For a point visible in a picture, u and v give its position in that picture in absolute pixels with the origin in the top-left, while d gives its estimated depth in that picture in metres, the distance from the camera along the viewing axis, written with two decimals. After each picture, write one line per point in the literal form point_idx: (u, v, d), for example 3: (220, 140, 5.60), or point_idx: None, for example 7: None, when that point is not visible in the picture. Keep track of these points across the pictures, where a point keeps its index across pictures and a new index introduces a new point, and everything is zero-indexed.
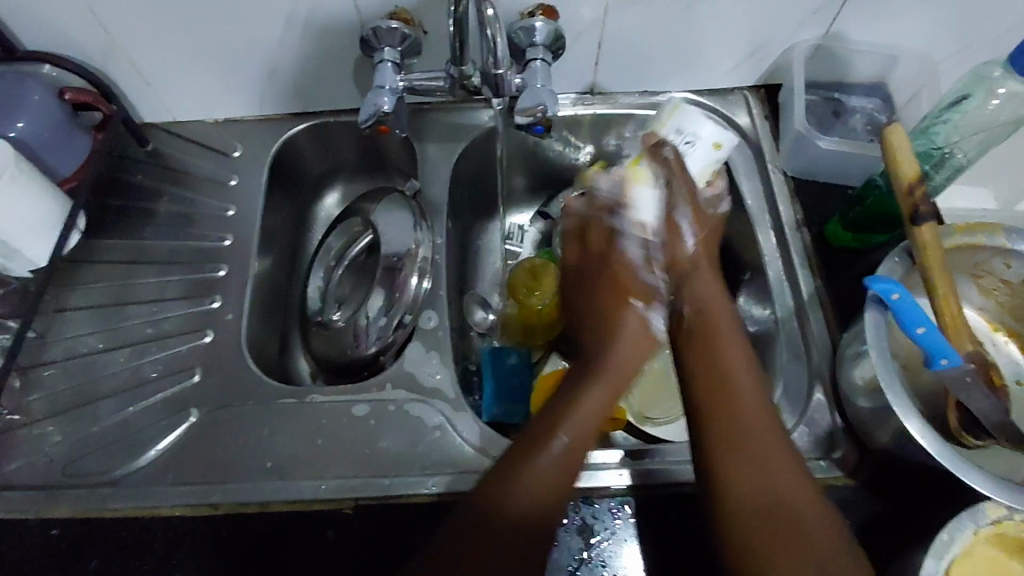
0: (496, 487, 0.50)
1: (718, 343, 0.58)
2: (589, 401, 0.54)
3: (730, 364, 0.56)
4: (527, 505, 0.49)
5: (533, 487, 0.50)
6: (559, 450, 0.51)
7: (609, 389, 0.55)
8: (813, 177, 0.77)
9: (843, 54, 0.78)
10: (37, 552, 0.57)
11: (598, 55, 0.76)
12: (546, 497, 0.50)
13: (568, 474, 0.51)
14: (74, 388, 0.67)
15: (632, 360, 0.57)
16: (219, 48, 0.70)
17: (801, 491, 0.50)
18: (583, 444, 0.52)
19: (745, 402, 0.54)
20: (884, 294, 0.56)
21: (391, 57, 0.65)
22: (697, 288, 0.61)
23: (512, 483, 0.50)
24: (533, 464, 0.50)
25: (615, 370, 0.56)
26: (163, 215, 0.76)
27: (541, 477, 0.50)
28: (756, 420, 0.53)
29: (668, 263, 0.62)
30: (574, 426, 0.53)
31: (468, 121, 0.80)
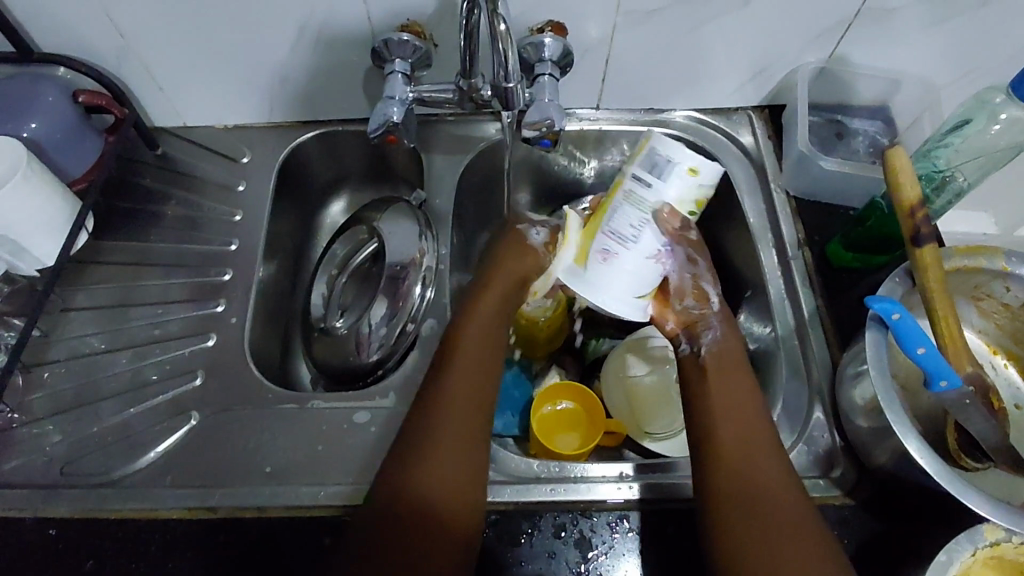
0: (401, 478, 0.52)
1: (734, 370, 0.60)
2: (454, 401, 0.57)
3: (734, 390, 0.58)
4: (422, 498, 0.51)
5: (441, 465, 0.53)
6: (451, 427, 0.55)
7: (467, 382, 0.58)
8: (815, 197, 0.78)
9: (846, 77, 0.79)
10: (34, 551, 0.57)
11: (605, 73, 0.77)
12: (451, 484, 0.52)
13: (455, 452, 0.54)
14: (76, 388, 0.67)
15: (483, 358, 0.61)
16: (233, 55, 0.71)
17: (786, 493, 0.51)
18: (454, 428, 0.55)
19: (753, 423, 0.56)
20: (885, 313, 0.56)
21: (401, 68, 0.66)
22: (716, 333, 0.63)
23: (421, 459, 0.53)
24: (428, 440, 0.54)
25: (477, 363, 0.60)
26: (170, 219, 0.77)
27: (445, 450, 0.54)
28: (762, 440, 0.55)
29: (688, 318, 0.64)
30: (449, 420, 0.55)
31: (476, 134, 0.81)
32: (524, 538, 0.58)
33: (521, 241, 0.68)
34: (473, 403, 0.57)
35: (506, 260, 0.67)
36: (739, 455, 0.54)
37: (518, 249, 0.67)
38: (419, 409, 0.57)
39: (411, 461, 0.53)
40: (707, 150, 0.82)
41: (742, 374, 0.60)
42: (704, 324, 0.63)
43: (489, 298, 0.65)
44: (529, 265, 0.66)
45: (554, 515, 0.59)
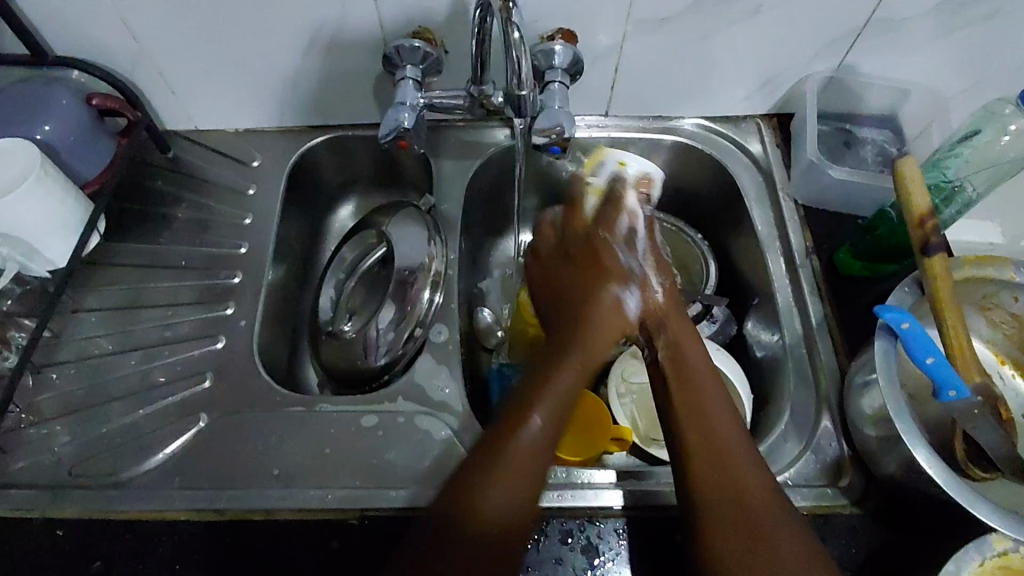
0: (483, 494, 0.49)
1: (692, 359, 0.60)
2: (550, 416, 0.54)
3: (708, 399, 0.57)
4: (499, 521, 0.49)
5: (510, 479, 0.50)
6: (531, 442, 0.52)
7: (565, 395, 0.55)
8: (823, 206, 0.78)
9: (855, 86, 0.80)
10: (42, 552, 0.57)
11: (614, 80, 0.77)
12: (516, 500, 0.50)
13: (529, 464, 0.51)
14: (85, 389, 0.67)
15: (582, 371, 0.57)
16: (245, 60, 0.72)
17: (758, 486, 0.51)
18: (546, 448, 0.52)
19: (717, 418, 0.56)
20: (895, 323, 0.56)
21: (412, 75, 0.67)
22: (671, 335, 0.62)
23: (495, 474, 0.50)
24: (518, 454, 0.51)
25: (575, 378, 0.57)
26: (181, 221, 0.77)
27: (517, 464, 0.51)
28: (727, 436, 0.54)
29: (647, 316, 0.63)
30: (538, 433, 0.52)
31: (486, 139, 0.82)
32: (532, 544, 0.58)
33: (593, 245, 0.65)
34: (561, 419, 0.54)
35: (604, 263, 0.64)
36: (720, 472, 0.52)
37: (586, 250, 0.65)
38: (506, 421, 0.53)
39: (496, 475, 0.50)
40: (716, 158, 0.82)
41: (711, 378, 0.59)
42: (660, 326, 0.63)
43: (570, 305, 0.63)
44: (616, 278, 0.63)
45: (561, 521, 0.59)
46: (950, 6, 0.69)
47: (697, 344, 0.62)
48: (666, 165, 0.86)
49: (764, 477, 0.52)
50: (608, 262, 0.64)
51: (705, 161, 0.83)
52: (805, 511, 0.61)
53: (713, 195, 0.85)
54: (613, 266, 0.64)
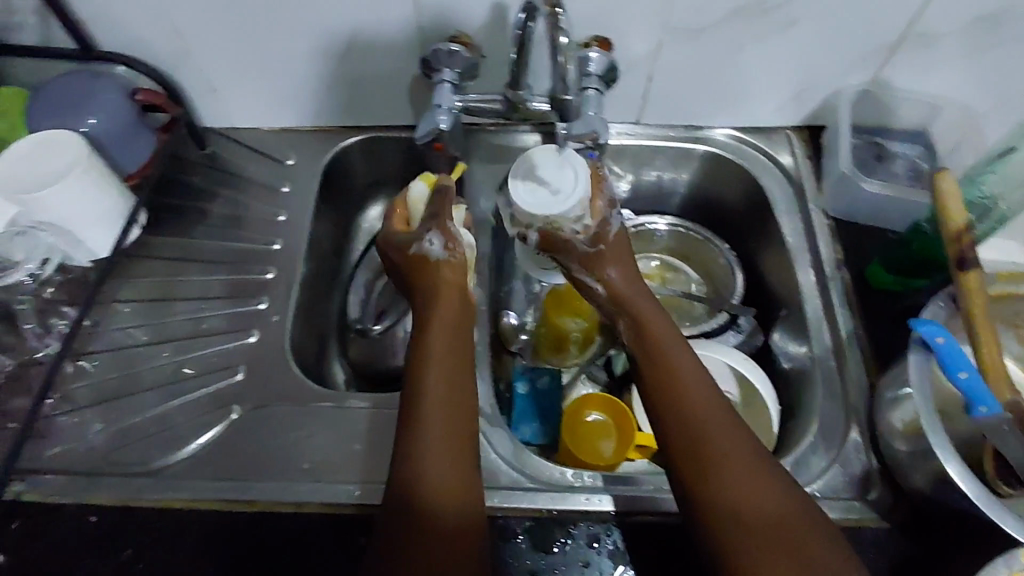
0: (410, 484, 0.52)
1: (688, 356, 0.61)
2: (433, 407, 0.56)
3: (701, 414, 0.56)
4: (441, 508, 0.52)
5: (433, 469, 0.53)
6: (428, 434, 0.54)
7: (442, 384, 0.58)
8: (854, 219, 0.78)
9: (888, 100, 0.80)
10: (75, 536, 0.58)
11: (647, 88, 0.78)
12: (446, 487, 0.52)
13: (441, 449, 0.54)
14: (118, 378, 0.68)
15: (445, 354, 0.60)
16: (284, 60, 0.73)
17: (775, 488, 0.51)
18: (444, 422, 0.56)
19: (720, 416, 0.56)
20: (929, 336, 0.57)
21: (449, 77, 0.67)
22: (634, 314, 0.65)
23: (417, 468, 0.53)
24: (424, 442, 0.54)
25: (446, 367, 0.59)
26: (216, 216, 0.78)
27: (433, 454, 0.53)
28: (734, 452, 0.53)
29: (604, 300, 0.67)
30: (436, 409, 0.56)
31: (517, 144, 0.83)
32: (558, 547, 0.58)
33: (418, 264, 0.66)
34: (444, 400, 0.57)
35: (431, 279, 0.65)
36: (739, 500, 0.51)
37: (421, 271, 0.66)
38: (408, 416, 0.56)
39: (416, 468, 0.53)
40: (746, 168, 0.82)
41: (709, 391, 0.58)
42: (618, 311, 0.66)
43: (444, 300, 0.64)
44: (450, 277, 0.65)
45: (587, 525, 0.60)
46: (987, 23, 0.69)
47: (670, 333, 0.63)
48: (695, 174, 0.86)
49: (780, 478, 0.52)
50: (440, 271, 0.65)
51: (734, 172, 0.84)
52: (832, 523, 0.60)
53: (741, 205, 0.85)
54: (447, 276, 0.65)
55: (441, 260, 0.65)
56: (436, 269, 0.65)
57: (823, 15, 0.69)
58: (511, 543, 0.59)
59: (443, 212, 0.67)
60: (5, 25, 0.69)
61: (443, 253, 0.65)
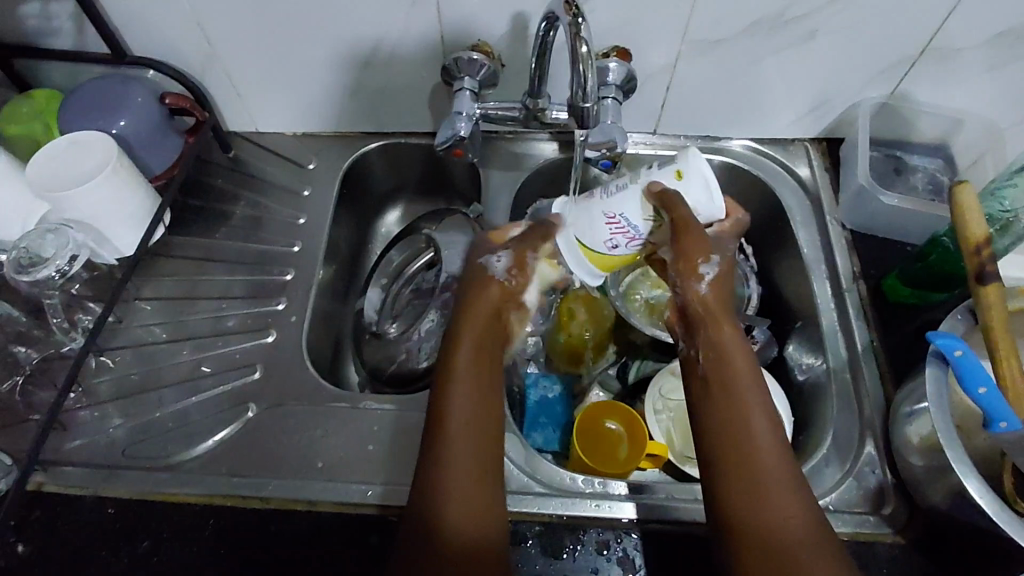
0: (428, 491, 0.51)
1: (724, 367, 0.55)
2: (458, 421, 0.54)
3: (753, 425, 0.52)
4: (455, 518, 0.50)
5: (455, 493, 0.51)
6: (445, 452, 0.53)
7: (469, 405, 0.54)
8: (873, 231, 0.78)
9: (908, 114, 0.79)
10: (93, 528, 0.59)
11: (666, 99, 0.78)
12: (464, 508, 0.51)
13: (459, 472, 0.52)
14: (140, 374, 0.69)
15: (478, 369, 0.56)
16: (309, 68, 0.75)
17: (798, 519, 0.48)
18: (469, 432, 0.53)
19: (755, 443, 0.51)
20: (946, 349, 0.56)
21: (469, 85, 0.69)
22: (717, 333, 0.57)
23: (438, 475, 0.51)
24: (445, 453, 0.52)
25: (476, 380, 0.56)
26: (238, 218, 0.80)
27: (455, 475, 0.52)
28: (772, 469, 0.50)
29: (685, 309, 0.59)
30: (458, 416, 0.54)
31: (535, 153, 0.84)
32: (567, 553, 0.58)
33: (479, 274, 0.60)
34: (462, 423, 0.54)
35: (482, 291, 0.59)
36: (773, 522, 0.48)
37: (481, 285, 0.60)
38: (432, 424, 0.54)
39: (437, 472, 0.52)
40: (764, 180, 0.82)
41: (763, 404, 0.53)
42: (704, 321, 0.57)
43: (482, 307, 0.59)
44: (496, 293, 0.59)
45: (597, 531, 0.60)
46: (1009, 38, 0.69)
47: (743, 353, 0.56)
48: (713, 184, 0.86)
49: (810, 512, 0.49)
50: (494, 286, 0.59)
51: (752, 184, 0.84)
52: (846, 537, 0.60)
53: (758, 216, 0.85)
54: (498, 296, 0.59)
55: (502, 281, 0.60)
56: (488, 288, 0.59)
57: (844, 28, 0.69)
58: (520, 548, 0.59)
59: (533, 237, 0.61)
60: (44, 30, 0.71)
61: (506, 275, 0.60)
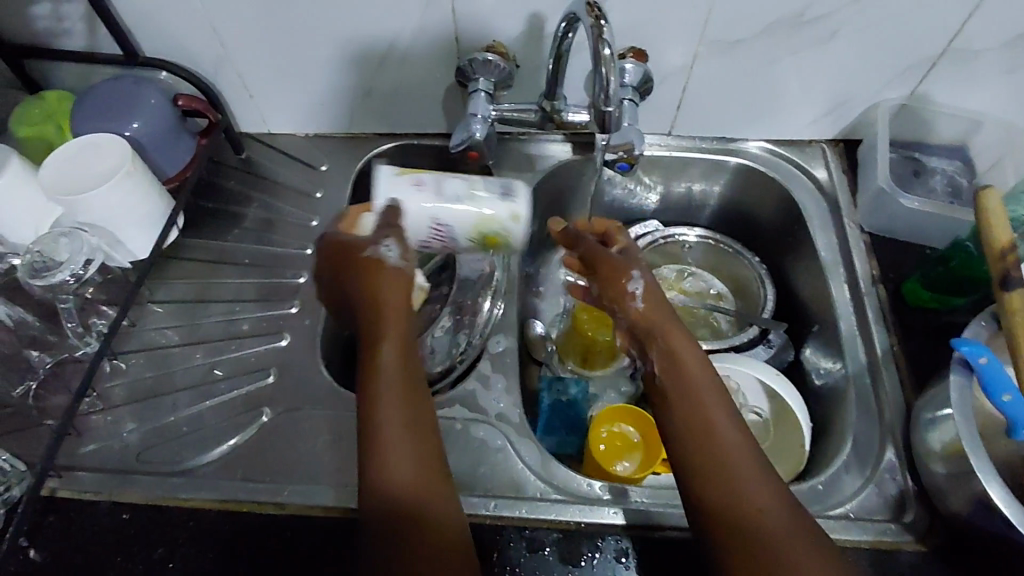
0: (380, 491, 0.49)
1: (683, 367, 0.56)
2: (394, 416, 0.52)
3: (711, 414, 0.53)
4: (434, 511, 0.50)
5: (408, 485, 0.50)
6: (397, 445, 0.51)
7: (400, 393, 0.53)
8: (891, 234, 0.77)
9: (927, 115, 0.78)
10: (108, 533, 0.59)
11: (681, 100, 0.77)
12: (422, 494, 0.50)
13: (411, 461, 0.51)
14: (154, 377, 0.69)
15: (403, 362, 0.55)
16: (321, 68, 0.74)
17: (775, 506, 0.49)
18: (405, 424, 0.52)
19: (722, 438, 0.52)
20: (970, 357, 0.55)
21: (485, 88, 0.68)
22: (664, 342, 0.58)
23: (390, 474, 0.50)
24: (389, 452, 0.51)
25: (400, 372, 0.54)
26: (251, 220, 0.79)
27: (405, 471, 0.50)
28: (737, 454, 0.51)
29: (633, 327, 0.60)
30: (390, 413, 0.52)
31: (549, 154, 0.83)
32: (585, 561, 0.58)
33: (371, 268, 0.59)
34: (405, 416, 0.52)
35: (380, 285, 0.58)
36: (752, 510, 0.49)
37: (367, 280, 0.58)
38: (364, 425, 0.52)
39: (388, 469, 0.50)
40: (780, 182, 0.81)
41: (717, 392, 0.55)
42: (651, 336, 0.59)
43: (392, 301, 0.57)
44: (399, 286, 0.58)
45: (616, 539, 0.59)
46: None
47: (685, 340, 0.58)
48: (728, 186, 0.85)
49: (782, 498, 0.50)
50: (383, 274, 0.58)
51: (767, 186, 0.83)
52: (867, 545, 0.59)
53: (774, 218, 0.84)
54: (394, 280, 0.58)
55: (402, 269, 0.59)
56: (381, 274, 0.58)
57: (863, 27, 0.68)
58: (537, 555, 0.58)
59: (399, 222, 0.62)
60: (55, 31, 0.70)
61: (401, 260, 0.60)
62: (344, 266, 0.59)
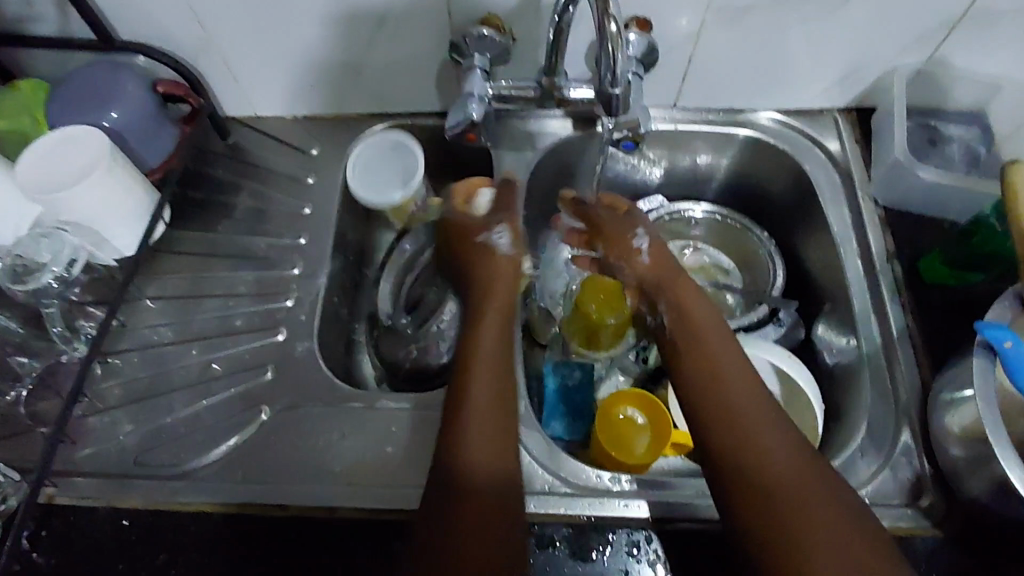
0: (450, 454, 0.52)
1: (699, 317, 0.62)
2: (471, 388, 0.56)
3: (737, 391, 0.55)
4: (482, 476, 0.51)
5: (477, 451, 0.52)
6: (471, 408, 0.54)
7: (492, 372, 0.57)
8: (906, 207, 0.74)
9: (944, 80, 0.75)
10: (110, 541, 0.58)
11: (686, 71, 0.74)
12: (484, 453, 0.52)
13: (483, 424, 0.54)
14: (148, 377, 0.67)
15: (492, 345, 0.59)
16: (306, 47, 0.70)
17: (777, 429, 0.53)
18: (487, 395, 0.55)
19: (733, 370, 0.57)
20: (995, 340, 0.53)
21: (481, 64, 0.64)
22: (675, 296, 0.65)
23: (462, 439, 0.52)
24: (463, 418, 0.54)
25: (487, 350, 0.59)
26: (241, 209, 0.76)
27: (473, 436, 0.53)
28: (763, 429, 0.53)
29: (642, 283, 0.68)
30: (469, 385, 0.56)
31: (550, 131, 0.79)
32: (597, 554, 0.57)
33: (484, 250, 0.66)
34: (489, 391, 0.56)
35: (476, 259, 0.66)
36: (788, 477, 0.50)
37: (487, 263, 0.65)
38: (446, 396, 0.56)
39: (459, 434, 0.53)
40: (791, 155, 0.78)
41: (741, 373, 0.57)
42: (661, 290, 0.66)
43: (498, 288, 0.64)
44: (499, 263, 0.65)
45: (628, 532, 0.58)
46: None
47: (695, 294, 0.65)
48: (736, 159, 0.82)
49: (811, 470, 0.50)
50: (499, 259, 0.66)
51: (777, 158, 0.80)
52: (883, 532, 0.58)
53: (784, 192, 0.81)
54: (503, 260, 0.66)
55: (502, 251, 0.66)
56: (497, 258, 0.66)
57: None
58: (548, 550, 0.57)
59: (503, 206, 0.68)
60: (24, 16, 0.66)
61: (507, 244, 0.67)
62: (458, 246, 0.68)
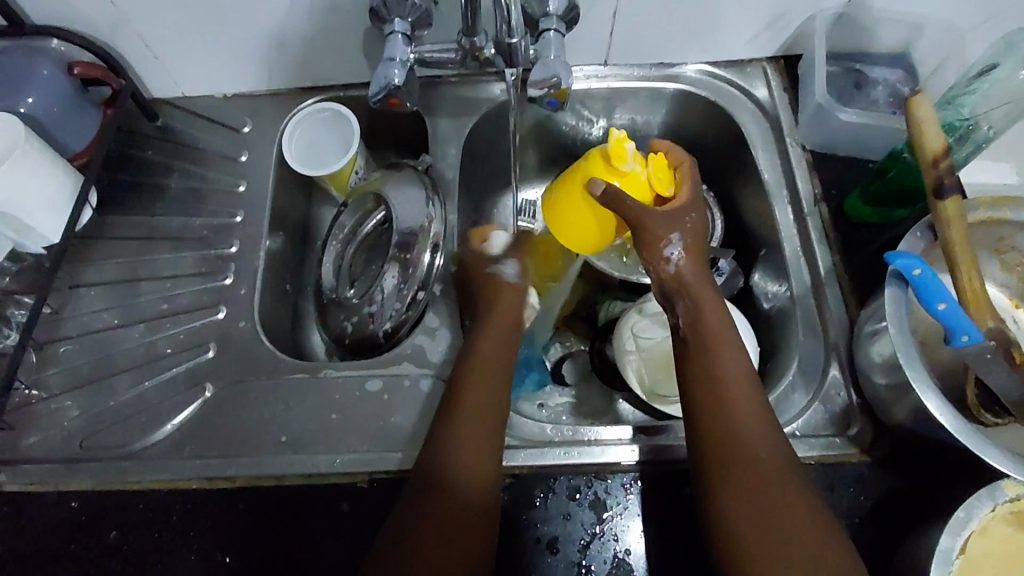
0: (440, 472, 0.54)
1: (720, 385, 0.56)
2: (474, 416, 0.56)
3: (741, 407, 0.55)
4: (463, 478, 0.53)
5: (457, 470, 0.54)
6: (468, 433, 0.55)
7: (494, 394, 0.58)
8: (834, 150, 0.75)
9: (866, 24, 0.76)
10: (58, 523, 0.58)
11: (613, 28, 0.74)
12: (472, 463, 0.54)
13: (479, 451, 0.55)
14: (89, 363, 0.67)
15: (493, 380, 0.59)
16: (225, 23, 0.69)
17: (779, 485, 0.51)
18: (482, 427, 0.56)
19: (743, 425, 0.54)
20: (906, 270, 0.54)
21: (401, 28, 0.63)
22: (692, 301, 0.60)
23: (448, 459, 0.54)
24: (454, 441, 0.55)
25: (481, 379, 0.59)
26: (175, 191, 0.76)
27: (464, 456, 0.54)
28: (755, 448, 0.53)
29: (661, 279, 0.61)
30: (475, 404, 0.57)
31: (482, 95, 0.79)
32: (539, 501, 0.59)
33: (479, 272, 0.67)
34: (494, 403, 0.58)
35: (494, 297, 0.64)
36: (764, 497, 0.50)
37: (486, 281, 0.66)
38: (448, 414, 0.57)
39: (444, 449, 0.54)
40: (721, 106, 0.79)
41: (748, 394, 0.55)
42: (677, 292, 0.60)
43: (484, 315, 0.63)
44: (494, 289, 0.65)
45: (568, 477, 0.60)
46: None
47: (719, 321, 0.59)
48: (670, 114, 0.83)
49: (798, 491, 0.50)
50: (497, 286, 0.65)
51: (709, 110, 0.81)
52: (812, 461, 0.60)
53: (718, 144, 0.82)
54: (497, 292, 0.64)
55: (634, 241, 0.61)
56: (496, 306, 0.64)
57: None
58: None
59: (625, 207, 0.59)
60: None
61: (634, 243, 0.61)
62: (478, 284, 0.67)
